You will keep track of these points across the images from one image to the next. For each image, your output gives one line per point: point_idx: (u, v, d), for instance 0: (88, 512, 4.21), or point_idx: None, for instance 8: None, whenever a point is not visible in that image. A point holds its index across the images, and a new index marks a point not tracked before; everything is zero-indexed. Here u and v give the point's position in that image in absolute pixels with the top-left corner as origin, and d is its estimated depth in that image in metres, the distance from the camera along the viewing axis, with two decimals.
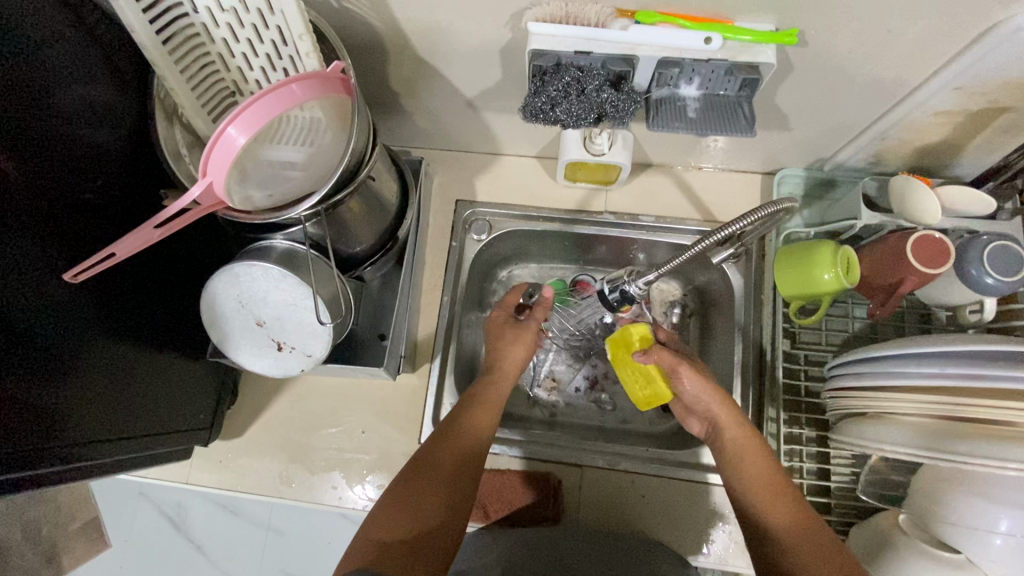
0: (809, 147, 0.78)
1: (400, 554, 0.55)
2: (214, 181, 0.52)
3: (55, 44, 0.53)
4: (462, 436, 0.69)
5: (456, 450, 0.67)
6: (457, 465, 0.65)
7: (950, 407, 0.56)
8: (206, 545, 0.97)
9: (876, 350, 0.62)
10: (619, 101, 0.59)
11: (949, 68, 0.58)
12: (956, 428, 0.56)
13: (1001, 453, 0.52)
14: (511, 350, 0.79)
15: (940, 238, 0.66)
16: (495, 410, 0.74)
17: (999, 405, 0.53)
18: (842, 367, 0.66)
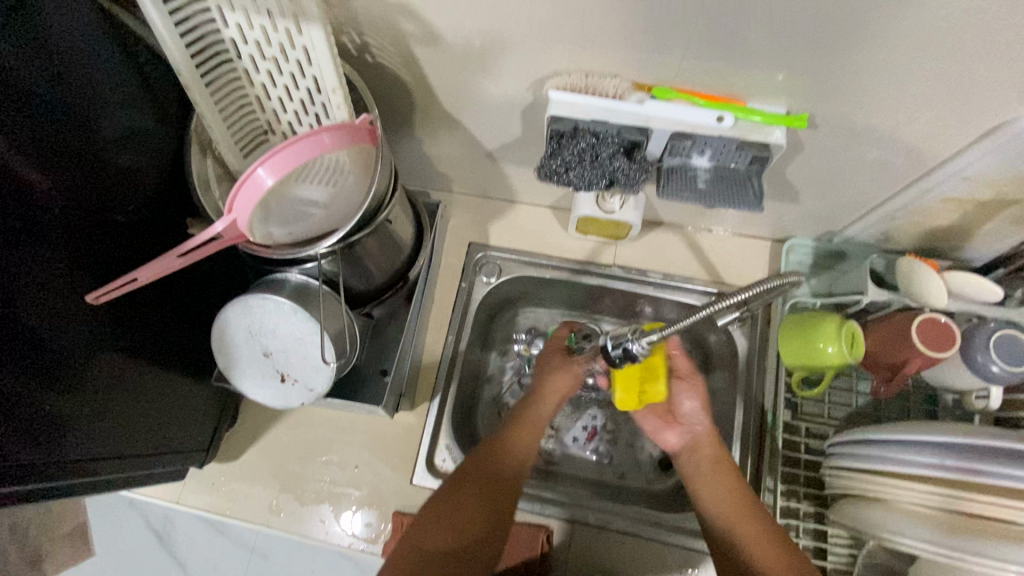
0: (818, 219, 0.79)
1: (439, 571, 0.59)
2: (238, 218, 0.54)
3: (104, 79, 0.57)
4: (504, 457, 0.70)
5: (501, 469, 0.68)
6: (498, 485, 0.67)
7: (958, 504, 0.54)
8: (188, 565, 0.96)
9: (879, 433, 0.62)
10: (631, 169, 0.62)
11: (957, 159, 0.59)
12: (958, 522, 0.54)
13: (1002, 553, 0.50)
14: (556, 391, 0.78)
15: (946, 322, 0.66)
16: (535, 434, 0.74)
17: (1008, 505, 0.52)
18: (841, 446, 0.67)
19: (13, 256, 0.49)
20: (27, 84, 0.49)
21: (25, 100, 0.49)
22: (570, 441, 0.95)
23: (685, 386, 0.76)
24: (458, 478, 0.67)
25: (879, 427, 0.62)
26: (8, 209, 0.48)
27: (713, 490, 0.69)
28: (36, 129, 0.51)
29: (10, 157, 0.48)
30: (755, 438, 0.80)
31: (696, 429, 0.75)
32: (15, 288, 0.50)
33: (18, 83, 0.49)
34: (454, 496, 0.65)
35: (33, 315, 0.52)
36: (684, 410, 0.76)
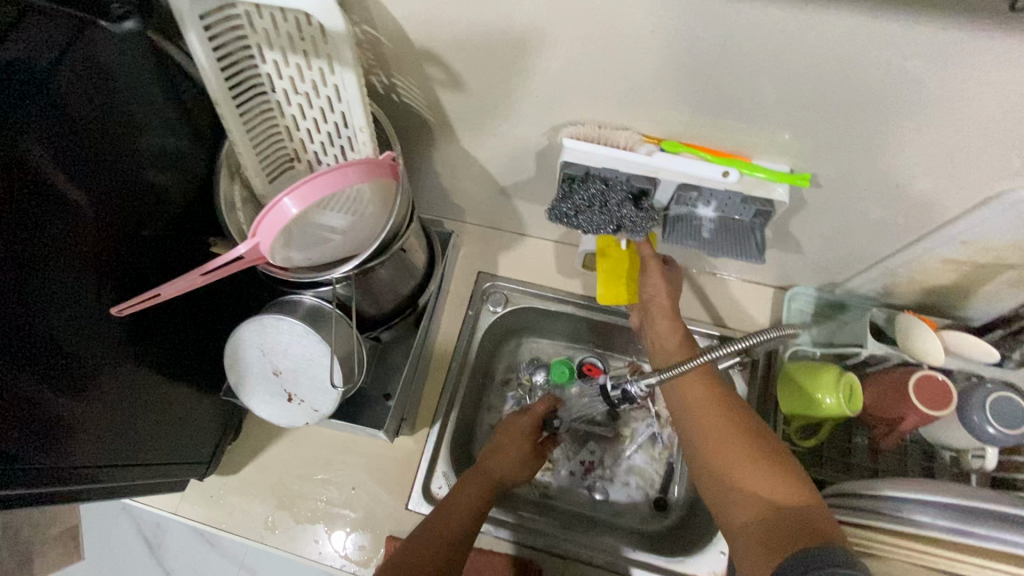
0: (821, 271, 0.81)
1: None
2: (260, 242, 0.57)
3: (145, 104, 0.61)
4: (482, 477, 0.75)
5: (478, 491, 0.73)
6: (473, 501, 0.72)
7: (937, 560, 0.55)
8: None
9: (872, 491, 0.62)
10: (638, 217, 0.63)
11: (956, 223, 0.61)
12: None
13: None
14: (513, 462, 0.79)
15: (942, 379, 0.67)
16: (509, 459, 0.79)
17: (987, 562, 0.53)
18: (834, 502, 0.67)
19: (42, 267, 0.52)
20: (74, 107, 0.53)
21: (71, 124, 0.53)
22: (567, 474, 0.95)
23: (651, 276, 0.74)
24: (440, 507, 0.71)
25: (872, 486, 0.63)
26: (44, 222, 0.51)
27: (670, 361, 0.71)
28: (79, 149, 0.54)
29: (52, 174, 0.51)
30: None
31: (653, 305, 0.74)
32: (41, 298, 0.52)
33: (63, 106, 0.52)
34: (435, 520, 0.69)
35: (56, 324, 0.54)
36: (648, 288, 0.74)
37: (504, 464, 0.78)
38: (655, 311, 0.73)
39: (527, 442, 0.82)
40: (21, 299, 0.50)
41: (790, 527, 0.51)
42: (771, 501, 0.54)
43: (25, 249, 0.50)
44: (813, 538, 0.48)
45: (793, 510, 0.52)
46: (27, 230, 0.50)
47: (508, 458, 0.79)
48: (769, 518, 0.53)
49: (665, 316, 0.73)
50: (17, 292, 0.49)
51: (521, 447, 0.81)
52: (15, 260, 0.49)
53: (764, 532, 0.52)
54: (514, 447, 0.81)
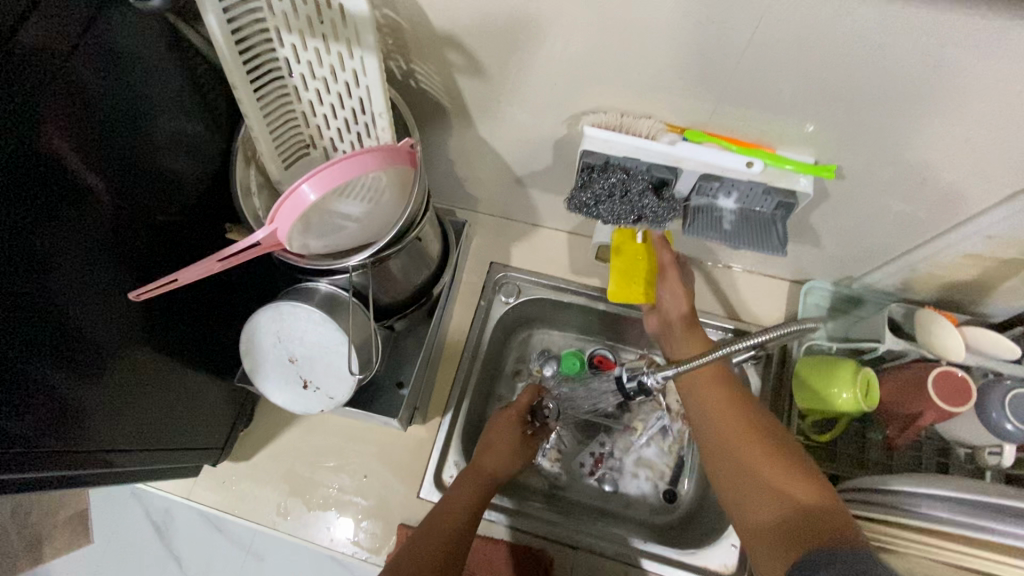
0: (840, 265, 0.80)
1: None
2: (278, 229, 0.57)
3: (161, 89, 0.60)
4: (476, 474, 0.76)
5: (474, 487, 0.74)
6: (471, 497, 0.72)
7: (943, 554, 0.55)
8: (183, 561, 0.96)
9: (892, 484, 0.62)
10: (659, 208, 0.63)
11: (981, 217, 0.60)
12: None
13: None
14: (504, 455, 0.79)
15: (962, 376, 0.66)
16: (503, 451, 0.79)
17: (976, 552, 0.54)
18: (855, 495, 0.67)
19: (57, 250, 0.51)
20: (91, 91, 0.52)
21: (88, 109, 0.52)
22: (577, 466, 0.95)
23: (665, 279, 0.73)
24: (439, 507, 0.71)
25: (892, 479, 0.62)
26: (59, 205, 0.51)
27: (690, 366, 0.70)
28: (95, 132, 0.53)
29: (68, 157, 0.51)
30: None
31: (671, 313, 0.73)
32: (55, 281, 0.51)
33: (80, 88, 0.51)
34: (434, 518, 0.69)
35: (69, 307, 0.53)
36: (664, 295, 0.74)
37: (496, 457, 0.78)
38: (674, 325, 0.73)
39: (518, 432, 0.82)
40: (35, 282, 0.49)
41: (812, 526, 0.50)
42: (798, 501, 0.53)
43: (40, 232, 0.49)
44: (837, 535, 0.48)
45: (818, 507, 0.52)
46: (42, 213, 0.49)
47: (498, 450, 0.79)
48: (791, 515, 0.52)
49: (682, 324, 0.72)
50: (31, 275, 0.49)
51: (512, 439, 0.81)
52: (33, 243, 0.49)
53: (788, 530, 0.51)
54: (503, 441, 0.81)
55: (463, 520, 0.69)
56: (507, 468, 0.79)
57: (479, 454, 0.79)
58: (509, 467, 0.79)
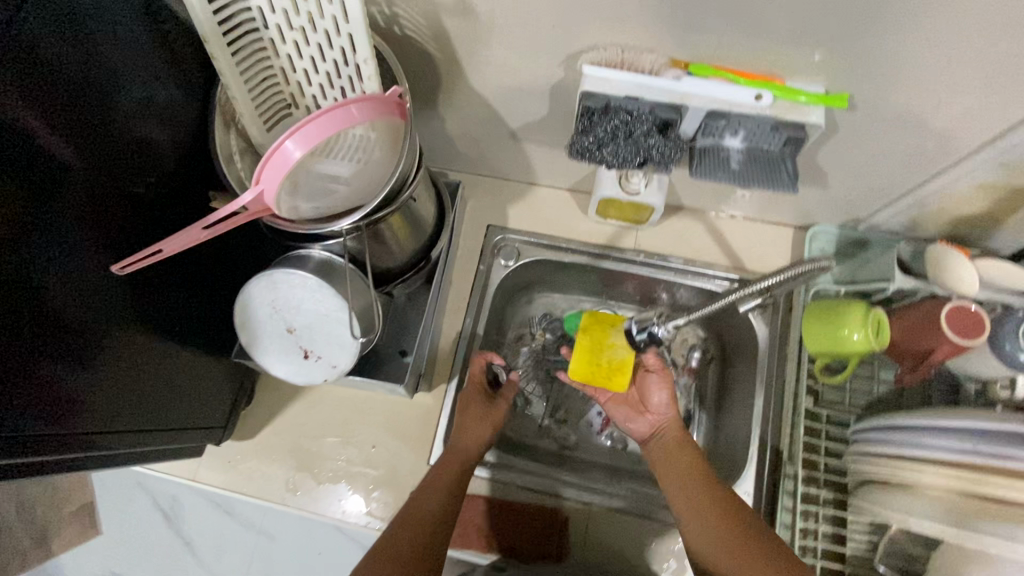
0: (846, 206, 0.78)
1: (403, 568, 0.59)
2: (265, 189, 0.54)
3: (127, 47, 0.56)
4: (454, 454, 0.74)
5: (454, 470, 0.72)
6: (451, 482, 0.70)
7: (964, 484, 0.54)
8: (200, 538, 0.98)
9: (910, 419, 0.60)
10: (665, 147, 0.59)
11: (994, 144, 0.58)
12: (972, 505, 0.53)
13: (1009, 533, 0.50)
14: (477, 427, 0.77)
15: (975, 309, 0.65)
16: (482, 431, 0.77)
17: (1006, 481, 0.52)
18: (872, 433, 0.65)
19: (29, 225, 0.48)
20: (53, 52, 0.48)
21: (46, 68, 0.48)
22: (585, 425, 0.95)
23: (655, 378, 0.77)
24: (415, 495, 0.69)
25: (909, 413, 0.60)
26: (25, 178, 0.47)
27: (675, 464, 0.69)
28: (59, 97, 0.49)
29: (32, 125, 0.47)
30: (774, 428, 0.79)
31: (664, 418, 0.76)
32: (29, 259, 0.48)
33: (40, 48, 0.47)
34: (411, 507, 0.67)
35: (47, 286, 0.50)
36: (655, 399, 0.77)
37: (468, 440, 0.76)
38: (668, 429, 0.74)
39: (484, 402, 0.80)
40: (9, 260, 0.46)
41: None
42: None
43: (11, 207, 0.46)
44: None
45: None
46: (11, 186, 0.46)
47: (467, 429, 0.76)
48: None
49: (674, 431, 0.73)
50: (2, 253, 0.45)
51: (478, 413, 0.78)
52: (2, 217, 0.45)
53: None
54: (471, 418, 0.78)
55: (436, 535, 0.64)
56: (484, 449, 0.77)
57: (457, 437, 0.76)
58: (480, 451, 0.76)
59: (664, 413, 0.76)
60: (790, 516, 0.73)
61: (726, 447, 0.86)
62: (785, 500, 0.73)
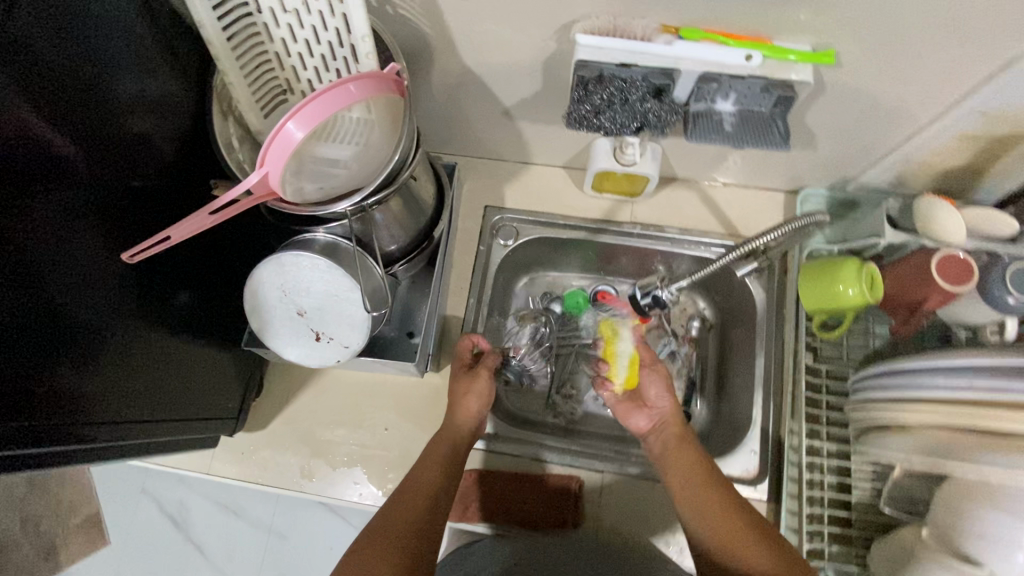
0: (835, 166, 0.80)
1: (390, 544, 0.60)
2: (270, 172, 0.54)
3: (122, 37, 0.55)
4: (446, 435, 0.75)
5: (445, 450, 0.73)
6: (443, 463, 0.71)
7: (955, 419, 0.57)
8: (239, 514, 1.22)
9: (910, 363, 0.62)
10: (661, 111, 0.62)
11: (976, 93, 0.60)
12: (971, 440, 0.56)
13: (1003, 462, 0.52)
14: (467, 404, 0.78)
15: (964, 258, 0.68)
16: (472, 414, 0.78)
17: (998, 413, 0.54)
18: (875, 379, 0.67)
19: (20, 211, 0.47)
20: (38, 36, 0.47)
21: (42, 59, 0.48)
22: (590, 399, 0.97)
23: (653, 376, 0.80)
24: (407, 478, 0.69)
25: (908, 358, 0.63)
26: (21, 171, 0.47)
27: (675, 461, 0.70)
28: (47, 83, 0.49)
29: (21, 110, 0.47)
30: (775, 383, 0.83)
31: (662, 411, 0.77)
32: (21, 247, 0.48)
33: (25, 31, 0.46)
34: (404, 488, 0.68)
35: (40, 275, 0.50)
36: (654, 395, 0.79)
37: (460, 419, 0.77)
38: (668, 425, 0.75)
39: (476, 379, 0.80)
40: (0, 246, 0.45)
41: None
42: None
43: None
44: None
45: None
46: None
47: (462, 409, 0.77)
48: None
49: (675, 427, 0.75)
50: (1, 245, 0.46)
51: (471, 392, 0.79)
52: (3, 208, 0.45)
53: None
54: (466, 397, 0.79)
55: (432, 510, 0.65)
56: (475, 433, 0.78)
57: (456, 410, 0.78)
58: (476, 426, 0.78)
59: (664, 406, 0.77)
60: (797, 469, 0.76)
61: (729, 410, 0.88)
62: (792, 455, 0.77)
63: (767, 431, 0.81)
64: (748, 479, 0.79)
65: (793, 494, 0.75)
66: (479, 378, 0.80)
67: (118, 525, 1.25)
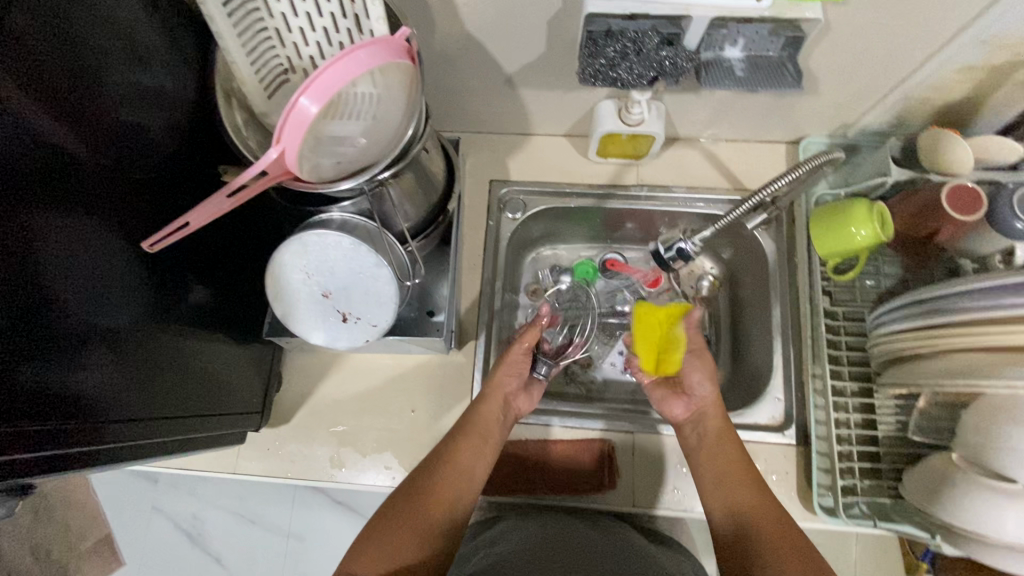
0: (836, 112, 0.81)
1: (407, 525, 0.63)
2: (286, 149, 0.52)
3: (118, 22, 0.53)
4: (478, 420, 0.74)
5: (477, 433, 0.72)
6: (474, 449, 0.71)
7: (980, 342, 0.58)
8: (259, 519, 1.20)
9: (938, 289, 0.63)
10: (677, 58, 0.62)
11: (977, 22, 0.61)
12: (1001, 358, 0.57)
13: None
14: (506, 381, 0.78)
15: (972, 188, 0.69)
16: (502, 397, 0.77)
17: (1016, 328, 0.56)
18: (905, 308, 0.68)
19: (30, 213, 0.45)
20: (35, 29, 0.45)
21: (38, 53, 0.45)
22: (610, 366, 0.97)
23: (694, 363, 0.78)
24: (434, 458, 0.71)
25: (935, 285, 0.63)
26: (27, 170, 0.45)
27: (711, 444, 0.73)
28: (48, 81, 0.46)
29: (21, 104, 0.44)
30: (794, 331, 0.84)
31: (702, 399, 0.77)
32: (35, 250, 0.46)
33: (20, 27, 0.43)
34: (428, 471, 0.69)
35: (56, 284, 0.48)
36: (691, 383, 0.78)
37: (491, 402, 0.75)
38: (707, 415, 0.76)
39: (521, 358, 0.79)
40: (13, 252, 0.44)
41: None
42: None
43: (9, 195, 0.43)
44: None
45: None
46: (6, 175, 0.43)
47: (496, 385, 0.77)
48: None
49: (713, 412, 0.75)
50: (13, 248, 0.44)
51: (511, 377, 0.78)
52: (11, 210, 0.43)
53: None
54: (506, 379, 0.78)
55: (457, 508, 0.67)
56: (509, 417, 0.78)
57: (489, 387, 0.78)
58: (507, 407, 0.78)
59: (705, 394, 0.77)
60: (824, 411, 0.77)
61: (747, 363, 0.89)
62: (817, 398, 0.78)
63: (789, 377, 0.82)
64: (775, 426, 0.81)
65: (822, 436, 0.76)
66: (520, 354, 0.79)
67: (132, 543, 1.22)
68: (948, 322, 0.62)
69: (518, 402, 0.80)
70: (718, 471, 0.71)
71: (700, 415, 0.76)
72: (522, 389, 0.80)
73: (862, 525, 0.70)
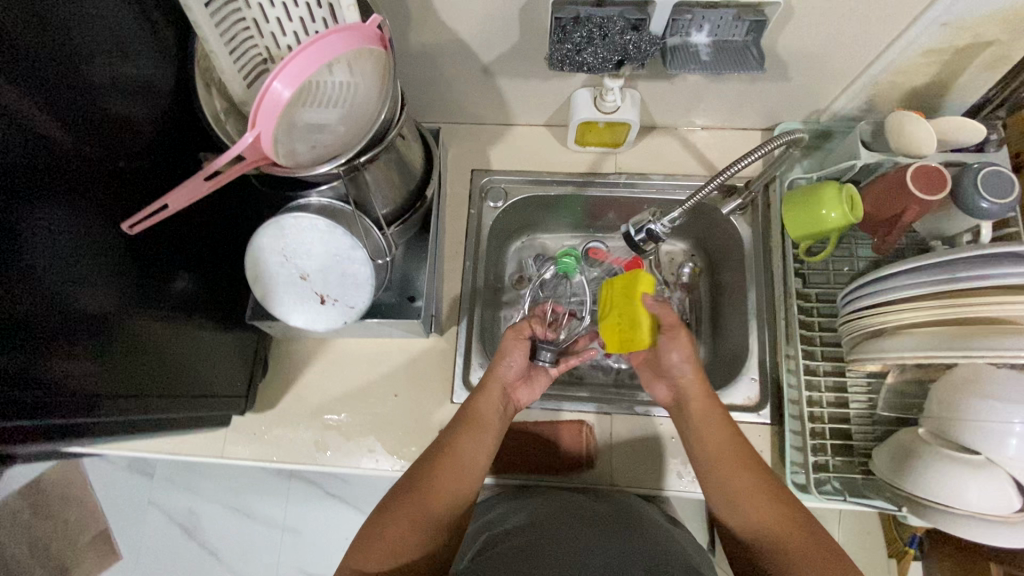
0: (807, 98, 0.83)
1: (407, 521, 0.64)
2: (261, 133, 0.53)
3: (97, 12, 0.55)
4: (475, 414, 0.74)
5: (471, 425, 0.73)
6: (468, 440, 0.71)
7: (945, 316, 0.60)
8: (253, 512, 1.22)
9: (906, 265, 0.64)
10: (642, 42, 0.63)
11: (935, 6, 0.62)
12: (963, 331, 0.59)
13: (997, 345, 0.56)
14: (501, 369, 0.78)
15: (935, 168, 0.70)
16: (495, 387, 0.76)
17: (985, 307, 0.58)
18: (869, 285, 0.68)
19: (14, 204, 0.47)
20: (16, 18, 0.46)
21: (18, 38, 0.46)
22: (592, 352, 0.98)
23: (671, 341, 0.72)
24: (430, 452, 0.71)
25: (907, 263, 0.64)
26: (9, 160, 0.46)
27: (700, 429, 0.71)
28: (26, 68, 0.47)
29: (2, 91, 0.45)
30: (769, 313, 0.85)
31: (681, 381, 0.73)
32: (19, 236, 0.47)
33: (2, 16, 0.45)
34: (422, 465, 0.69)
35: (40, 269, 0.50)
36: (669, 363, 0.73)
37: (489, 396, 0.75)
38: (691, 398, 0.72)
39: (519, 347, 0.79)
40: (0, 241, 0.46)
41: None
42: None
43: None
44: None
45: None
46: None
47: (493, 376, 0.77)
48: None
49: (697, 393, 0.72)
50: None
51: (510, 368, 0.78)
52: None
53: None
54: (502, 370, 0.78)
55: (455, 505, 0.67)
56: (506, 408, 0.78)
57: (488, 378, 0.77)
58: (507, 395, 0.78)
59: (684, 373, 0.72)
60: (797, 390, 0.79)
61: (725, 347, 0.91)
62: (791, 378, 0.79)
63: (765, 359, 0.84)
64: (751, 406, 0.82)
65: (796, 416, 0.78)
66: (516, 349, 0.78)
67: (126, 535, 1.24)
68: (914, 298, 0.64)
69: (519, 393, 0.80)
70: (715, 460, 0.69)
71: (684, 397, 0.73)
72: (523, 380, 0.81)
73: (833, 500, 0.72)
